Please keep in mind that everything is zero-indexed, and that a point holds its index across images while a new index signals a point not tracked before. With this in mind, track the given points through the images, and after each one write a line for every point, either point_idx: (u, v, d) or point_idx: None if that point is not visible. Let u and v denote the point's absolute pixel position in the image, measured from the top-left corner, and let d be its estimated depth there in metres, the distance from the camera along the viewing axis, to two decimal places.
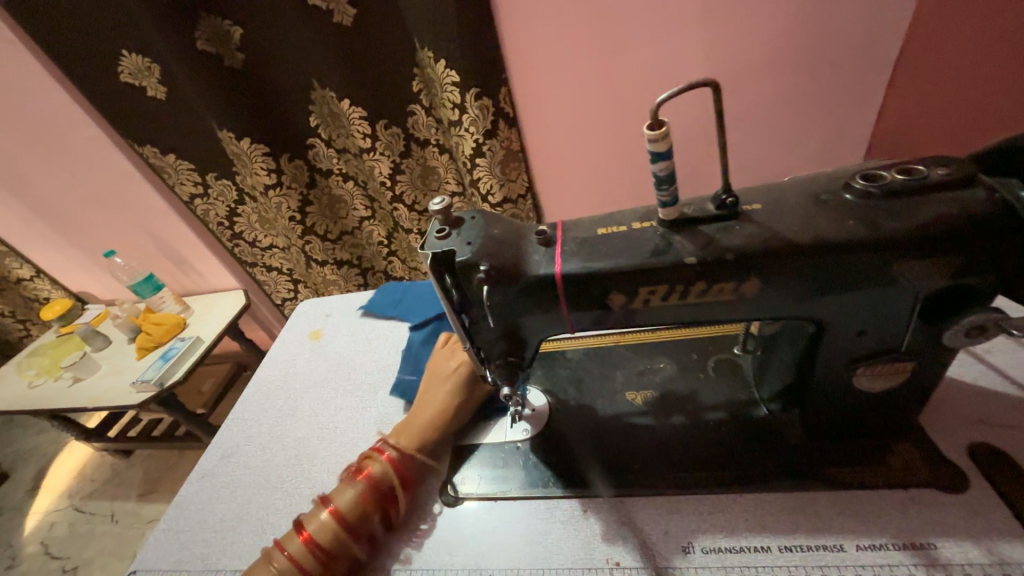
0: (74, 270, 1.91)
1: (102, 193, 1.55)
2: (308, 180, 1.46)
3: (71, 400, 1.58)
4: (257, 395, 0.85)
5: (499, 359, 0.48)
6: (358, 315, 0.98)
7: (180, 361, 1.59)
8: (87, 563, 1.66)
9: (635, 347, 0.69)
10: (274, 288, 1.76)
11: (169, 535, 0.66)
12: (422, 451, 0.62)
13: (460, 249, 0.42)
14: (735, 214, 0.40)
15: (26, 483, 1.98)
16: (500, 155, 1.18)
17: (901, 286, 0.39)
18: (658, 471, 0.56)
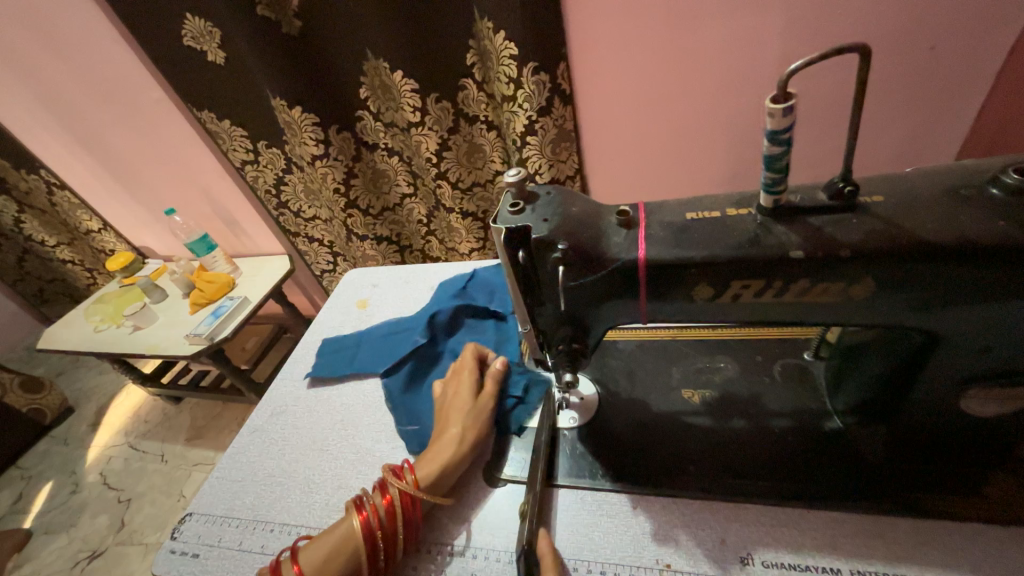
0: (136, 225, 2.02)
1: (164, 154, 1.62)
2: (354, 153, 1.47)
3: (130, 347, 1.69)
4: (303, 361, 0.87)
5: (562, 345, 0.46)
6: (404, 288, 0.98)
7: (229, 319, 1.66)
8: (139, 496, 1.80)
9: (692, 344, 0.66)
10: (316, 258, 1.82)
11: (223, 482, 0.69)
12: (450, 476, 0.58)
13: (535, 225, 0.39)
14: (853, 206, 0.35)
15: (89, 418, 2.16)
16: (553, 134, 1.14)
17: None
18: (714, 475, 0.53)
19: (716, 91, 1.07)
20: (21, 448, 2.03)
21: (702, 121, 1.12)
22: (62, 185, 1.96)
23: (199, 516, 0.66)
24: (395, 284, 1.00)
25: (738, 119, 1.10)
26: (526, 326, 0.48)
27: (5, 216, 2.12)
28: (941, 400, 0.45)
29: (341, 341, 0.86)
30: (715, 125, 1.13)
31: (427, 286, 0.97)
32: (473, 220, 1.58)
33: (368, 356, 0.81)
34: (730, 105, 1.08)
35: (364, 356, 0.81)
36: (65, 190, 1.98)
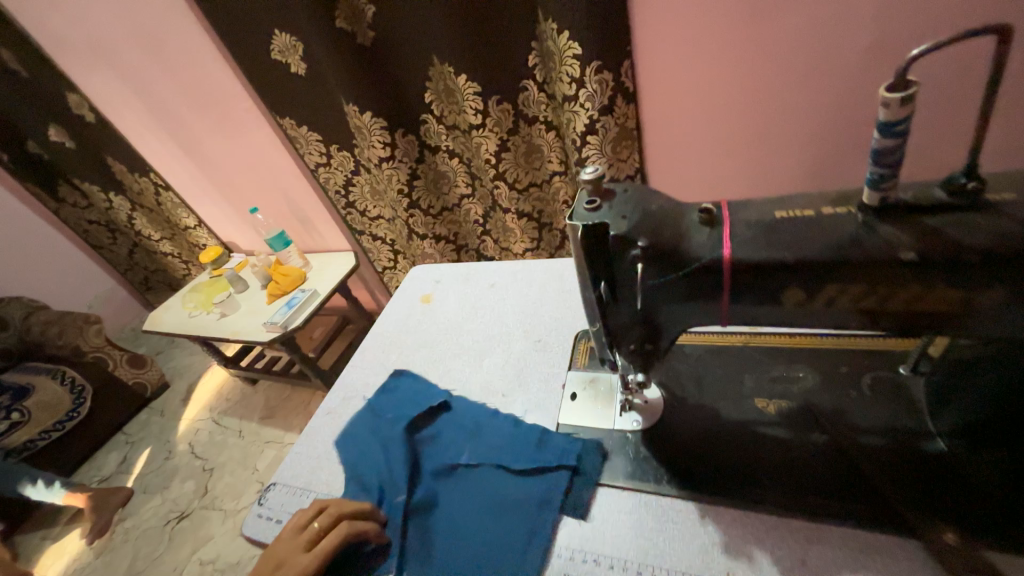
0: (225, 223, 2.25)
1: (251, 158, 1.79)
2: (417, 155, 1.53)
3: (217, 331, 1.88)
4: (371, 351, 0.92)
5: (634, 344, 0.46)
6: (465, 284, 1.01)
7: (301, 309, 1.80)
8: (220, 466, 1.99)
9: (766, 352, 0.62)
10: (378, 256, 1.93)
11: (301, 457, 0.75)
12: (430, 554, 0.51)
13: (614, 222, 0.39)
14: (977, 204, 0.32)
15: (182, 393, 2.42)
16: (614, 133, 1.13)
17: None
18: (789, 490, 0.50)
19: (794, 84, 1.00)
20: (128, 416, 2.32)
21: (779, 115, 1.05)
22: (167, 186, 2.22)
23: (282, 485, 0.72)
24: (458, 281, 1.03)
25: (819, 113, 1.03)
26: (596, 324, 0.47)
27: (121, 214, 2.44)
28: None
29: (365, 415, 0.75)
30: (792, 121, 1.05)
31: (487, 283, 0.99)
32: (529, 220, 1.59)
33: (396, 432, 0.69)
34: (810, 96, 1.01)
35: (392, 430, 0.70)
36: (169, 191, 2.24)
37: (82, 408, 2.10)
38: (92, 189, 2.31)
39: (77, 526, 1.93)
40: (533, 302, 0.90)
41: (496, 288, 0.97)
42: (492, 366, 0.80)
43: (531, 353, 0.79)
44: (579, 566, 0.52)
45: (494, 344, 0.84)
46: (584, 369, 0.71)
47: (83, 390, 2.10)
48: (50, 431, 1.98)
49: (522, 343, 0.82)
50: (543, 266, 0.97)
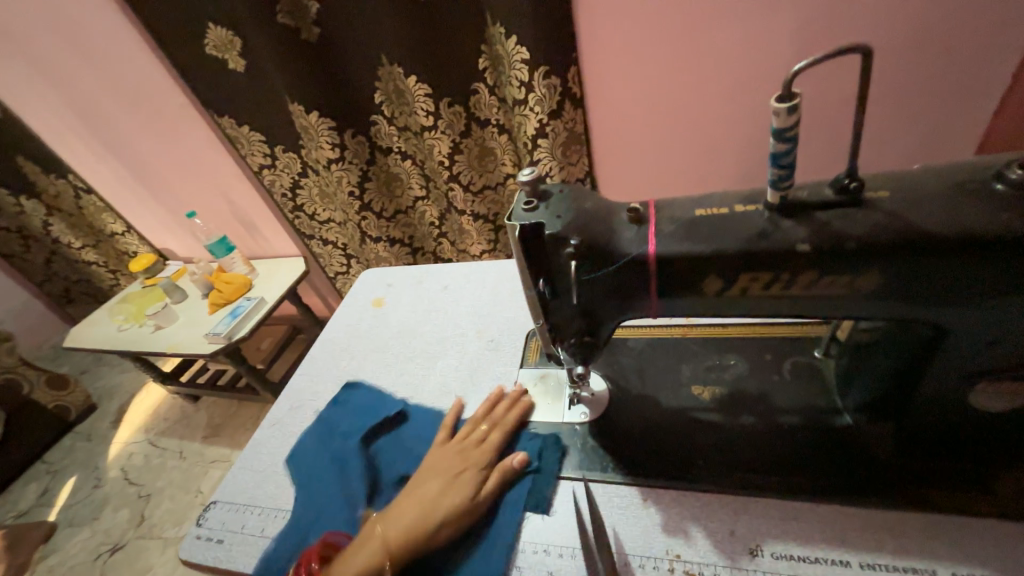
0: (159, 228, 2.09)
1: (186, 158, 1.68)
2: (368, 157, 1.50)
3: (152, 345, 1.75)
4: (320, 357, 0.89)
5: (574, 338, 0.48)
6: (418, 286, 1.00)
7: (246, 318, 1.71)
8: (158, 491, 1.85)
9: (701, 342, 0.67)
10: (329, 261, 1.87)
11: (245, 472, 0.72)
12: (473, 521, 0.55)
13: (549, 222, 0.41)
14: (859, 201, 0.36)
15: (112, 415, 2.22)
16: (563, 137, 1.16)
17: None
18: (722, 470, 0.54)
19: (726, 93, 1.07)
20: (48, 443, 2.10)
21: (713, 119, 1.12)
22: (89, 190, 2.04)
23: (223, 503, 0.68)
24: (410, 283, 1.02)
25: (749, 120, 1.11)
26: (539, 322, 0.49)
27: (36, 220, 2.21)
28: (953, 395, 0.45)
29: (315, 435, 0.72)
30: (726, 127, 1.13)
31: (440, 285, 0.99)
32: (484, 222, 1.60)
33: (349, 448, 0.67)
34: (741, 103, 1.08)
35: (345, 448, 0.67)
36: (92, 195, 2.06)
37: None
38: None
39: None
40: (487, 302, 0.91)
41: (449, 290, 0.97)
42: (446, 367, 0.80)
43: (484, 353, 0.80)
44: (529, 557, 0.53)
45: (447, 345, 0.84)
46: (535, 365, 0.73)
47: None
48: None
49: (476, 343, 0.83)
50: (496, 267, 0.99)
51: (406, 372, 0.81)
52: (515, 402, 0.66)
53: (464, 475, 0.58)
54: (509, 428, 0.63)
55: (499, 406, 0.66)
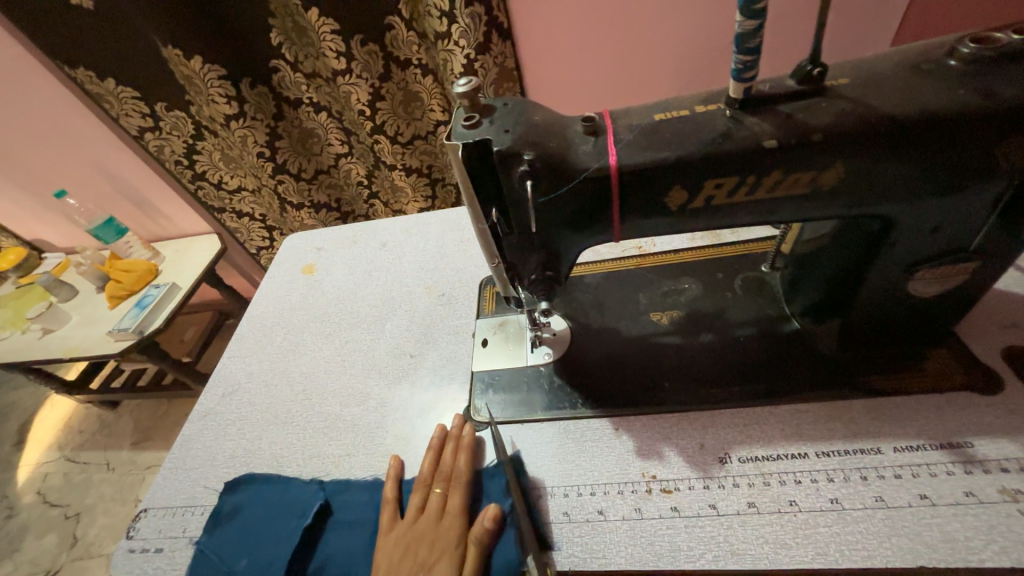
0: (23, 215, 1.74)
1: (39, 125, 1.37)
2: (275, 111, 1.31)
3: (41, 351, 1.49)
4: (251, 335, 0.79)
5: (534, 274, 0.44)
6: (353, 248, 0.91)
7: (158, 308, 1.50)
8: (88, 509, 1.66)
9: (655, 270, 0.67)
10: (247, 235, 1.67)
11: (178, 472, 0.63)
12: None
13: (496, 137, 0.35)
14: (821, 89, 0.35)
15: (11, 437, 1.93)
16: (493, 73, 1.07)
17: (1002, 173, 0.37)
18: (688, 388, 0.55)
19: (657, 13, 1.05)
20: None
21: (646, 38, 1.09)
22: None
23: (158, 509, 0.60)
24: (343, 244, 0.92)
25: (679, 42, 1.10)
26: (494, 261, 0.44)
27: None
28: (894, 286, 0.48)
29: (222, 534, 0.55)
30: (658, 50, 1.11)
31: (378, 243, 0.90)
32: (418, 176, 1.49)
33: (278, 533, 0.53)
34: (673, 21, 1.06)
35: (272, 540, 0.52)
36: None
37: None
38: None
39: None
40: (433, 256, 0.84)
41: (389, 247, 0.89)
42: (396, 328, 0.74)
43: (436, 308, 0.75)
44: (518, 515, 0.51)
45: (395, 306, 0.77)
46: (492, 314, 0.69)
47: None
48: None
49: (426, 300, 0.77)
50: (438, 218, 0.91)
51: (354, 339, 0.74)
52: (461, 437, 0.57)
53: (444, 523, 0.50)
54: (464, 477, 0.53)
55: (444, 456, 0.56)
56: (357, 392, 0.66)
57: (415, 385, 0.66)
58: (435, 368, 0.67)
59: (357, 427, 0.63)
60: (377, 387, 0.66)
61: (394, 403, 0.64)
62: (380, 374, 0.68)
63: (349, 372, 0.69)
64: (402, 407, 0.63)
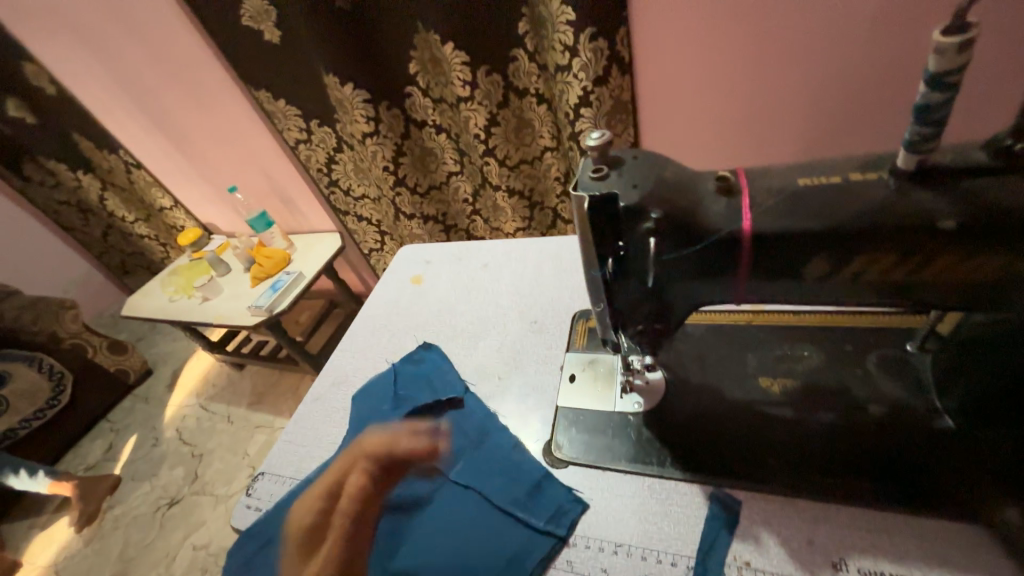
0: (204, 203, 2.15)
1: (228, 134, 1.69)
2: (403, 131, 1.46)
3: (199, 315, 1.82)
4: (362, 332, 0.88)
5: (640, 324, 0.44)
6: (457, 265, 0.97)
7: (285, 292, 1.74)
8: (209, 452, 1.96)
9: (770, 331, 0.61)
10: (363, 237, 1.88)
11: (291, 446, 0.72)
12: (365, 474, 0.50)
13: (623, 192, 0.36)
14: (1022, 164, 0.30)
15: (166, 379, 2.37)
16: (607, 105, 1.09)
17: None
18: (800, 471, 0.49)
19: (795, 52, 0.97)
20: (110, 404, 2.26)
21: (784, 79, 1.01)
22: (139, 165, 2.11)
23: (270, 475, 0.69)
24: (449, 260, 0.99)
25: (821, 84, 1.00)
26: (599, 304, 0.44)
27: (93, 193, 2.34)
28: None
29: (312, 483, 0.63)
30: (794, 91, 1.02)
31: (480, 263, 0.95)
32: (519, 198, 1.55)
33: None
34: (819, 61, 0.97)
35: None
36: (141, 169, 2.13)
37: (63, 397, 2.05)
38: (59, 167, 2.20)
39: (61, 516, 1.90)
40: (529, 281, 0.86)
41: (489, 268, 0.93)
42: (487, 348, 0.77)
43: (528, 334, 0.77)
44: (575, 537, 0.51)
45: (488, 326, 0.81)
46: (583, 349, 0.69)
47: (64, 378, 2.04)
48: (35, 419, 1.95)
49: (519, 325, 0.79)
50: (538, 245, 0.94)
51: (450, 352, 0.79)
52: None
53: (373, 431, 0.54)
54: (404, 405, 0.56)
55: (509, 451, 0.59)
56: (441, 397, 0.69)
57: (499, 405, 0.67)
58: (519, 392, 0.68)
59: (437, 433, 0.65)
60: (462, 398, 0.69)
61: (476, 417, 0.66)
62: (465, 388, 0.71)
63: (439, 376, 0.73)
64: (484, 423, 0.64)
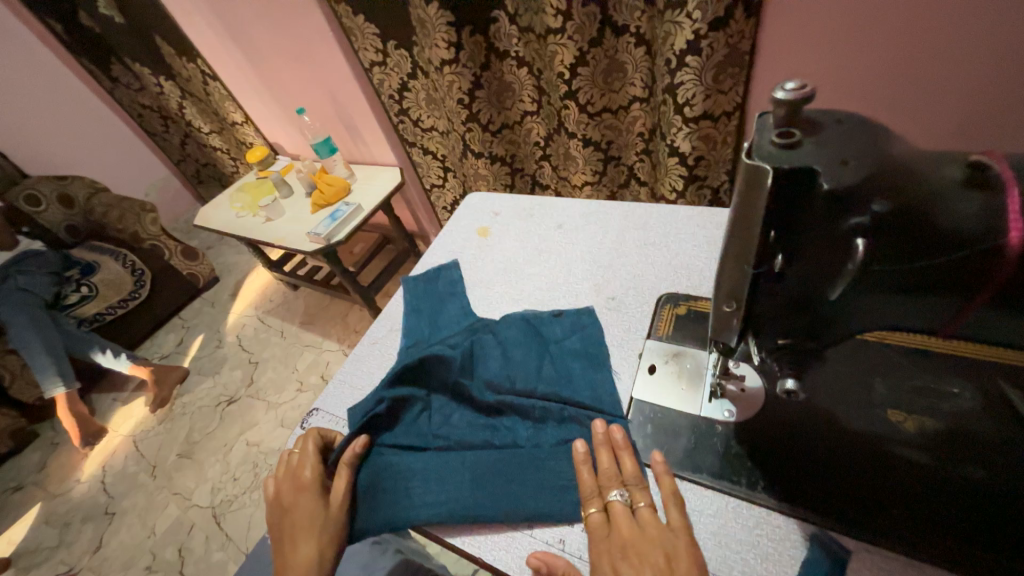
0: (271, 122, 2.14)
1: (300, 51, 1.63)
2: (483, 61, 1.33)
3: (263, 234, 1.86)
4: (432, 276, 0.82)
5: (768, 330, 0.40)
6: (529, 220, 0.90)
7: (344, 223, 1.73)
8: (264, 361, 2.11)
9: (911, 357, 0.50)
10: (426, 172, 1.82)
11: (344, 386, 0.72)
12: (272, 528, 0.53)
13: (830, 170, 0.29)
14: None
15: (230, 288, 2.53)
16: (719, 56, 0.92)
17: None
18: (919, 529, 0.42)
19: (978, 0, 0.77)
20: (182, 303, 2.45)
21: (972, 26, 0.80)
22: (215, 76, 2.09)
23: (325, 412, 0.69)
24: (519, 214, 0.92)
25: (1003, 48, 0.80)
26: (730, 303, 0.38)
27: (173, 100, 2.39)
28: None
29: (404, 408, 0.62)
30: (965, 56, 0.82)
31: (553, 223, 0.87)
32: (595, 149, 1.40)
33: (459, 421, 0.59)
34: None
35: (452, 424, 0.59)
36: (217, 81, 2.12)
37: (143, 292, 2.20)
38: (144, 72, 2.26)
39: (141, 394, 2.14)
40: (608, 251, 0.78)
41: (564, 230, 0.85)
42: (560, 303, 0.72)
43: (603, 311, 0.69)
44: (714, 522, 0.47)
45: (561, 294, 0.74)
46: (667, 339, 0.62)
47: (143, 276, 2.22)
48: (117, 307, 2.11)
49: (593, 299, 0.72)
50: (621, 210, 0.84)
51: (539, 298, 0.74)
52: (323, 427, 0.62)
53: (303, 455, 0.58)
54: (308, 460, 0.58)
55: (601, 423, 0.53)
56: (505, 326, 0.68)
57: (582, 342, 0.65)
58: (574, 325, 0.67)
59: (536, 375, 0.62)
60: (539, 330, 0.68)
61: (555, 344, 0.65)
62: (551, 322, 0.69)
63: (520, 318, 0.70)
64: (553, 350, 0.65)
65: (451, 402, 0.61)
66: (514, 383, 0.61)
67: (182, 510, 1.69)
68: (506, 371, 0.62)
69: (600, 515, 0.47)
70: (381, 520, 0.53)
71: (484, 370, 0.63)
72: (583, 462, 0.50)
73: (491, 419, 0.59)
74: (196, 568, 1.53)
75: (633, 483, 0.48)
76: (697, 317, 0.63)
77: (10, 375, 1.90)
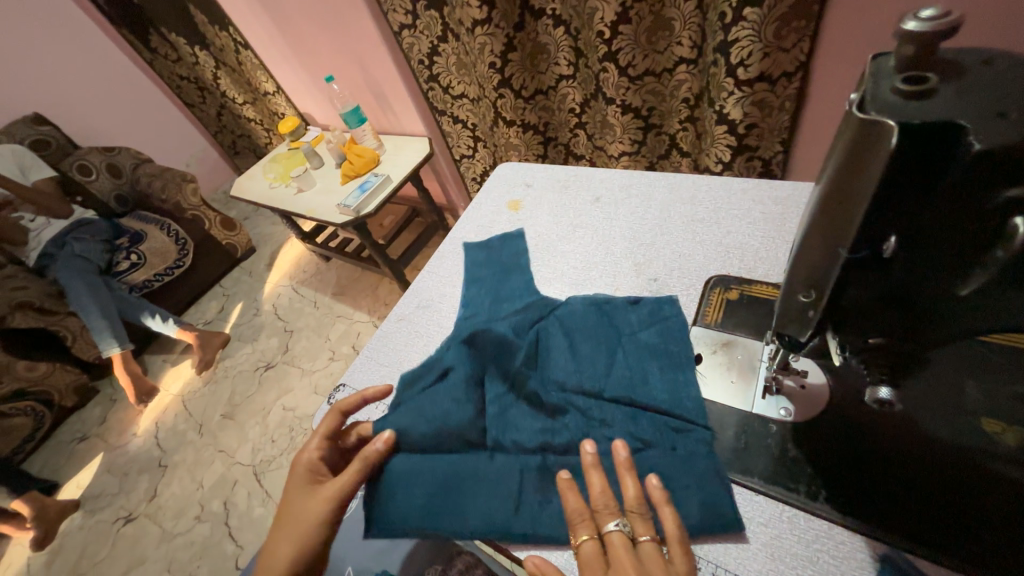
0: (301, 92, 2.11)
1: (328, 15, 1.57)
2: (517, 20, 1.24)
3: (295, 206, 1.86)
4: (487, 247, 0.78)
5: (856, 324, 0.34)
6: (565, 193, 0.84)
7: (374, 195, 1.70)
8: (298, 330, 2.17)
9: (1013, 358, 0.43)
10: (456, 142, 1.76)
11: (373, 362, 0.70)
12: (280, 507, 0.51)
13: (981, 125, 0.23)
14: None
15: (266, 259, 2.59)
16: (786, 5, 0.81)
17: None
18: (1015, 553, 0.36)
19: None
20: (222, 273, 2.53)
21: None
22: (246, 45, 2.07)
23: (352, 389, 0.67)
24: (553, 186, 0.86)
25: None
26: (808, 291, 0.33)
27: (208, 71, 2.41)
28: None
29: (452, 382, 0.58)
30: None
31: (591, 196, 0.81)
32: (635, 117, 1.30)
33: (519, 415, 0.54)
34: None
35: (513, 415, 0.54)
36: (248, 50, 2.10)
37: (187, 260, 2.28)
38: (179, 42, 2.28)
39: (187, 357, 2.25)
40: (651, 227, 0.71)
41: (602, 205, 0.79)
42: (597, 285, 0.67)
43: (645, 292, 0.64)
44: (770, 533, 0.42)
45: (602, 272, 0.69)
46: (715, 326, 0.56)
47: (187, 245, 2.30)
48: (165, 274, 2.20)
49: (634, 280, 0.66)
50: (666, 181, 0.77)
51: (597, 280, 0.68)
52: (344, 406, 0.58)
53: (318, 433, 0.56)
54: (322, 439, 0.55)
55: (622, 446, 0.46)
56: (574, 312, 0.62)
57: (663, 335, 0.57)
58: (652, 316, 0.59)
59: (605, 370, 0.55)
60: (611, 319, 0.61)
61: (621, 337, 0.58)
62: (618, 312, 0.61)
63: (584, 305, 0.63)
64: (626, 344, 0.57)
65: (509, 392, 0.56)
66: (582, 379, 0.55)
67: (226, 467, 1.79)
68: (575, 364, 0.56)
69: (594, 544, 0.43)
70: (411, 513, 0.50)
71: (552, 359, 0.58)
72: (569, 489, 0.47)
73: (546, 415, 0.53)
74: (240, 521, 1.63)
75: (633, 511, 0.44)
76: (750, 303, 0.57)
77: (70, 337, 2.02)
